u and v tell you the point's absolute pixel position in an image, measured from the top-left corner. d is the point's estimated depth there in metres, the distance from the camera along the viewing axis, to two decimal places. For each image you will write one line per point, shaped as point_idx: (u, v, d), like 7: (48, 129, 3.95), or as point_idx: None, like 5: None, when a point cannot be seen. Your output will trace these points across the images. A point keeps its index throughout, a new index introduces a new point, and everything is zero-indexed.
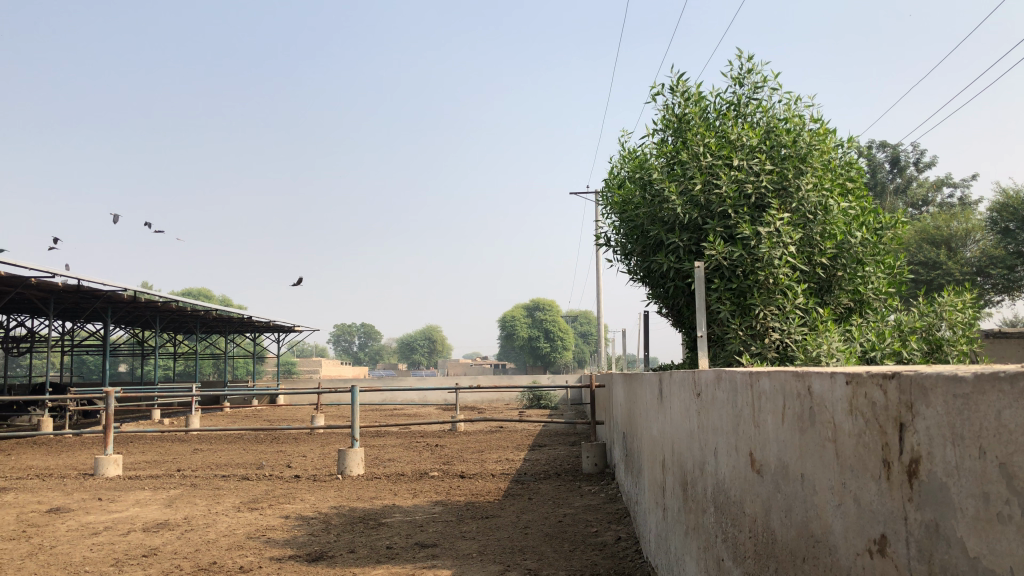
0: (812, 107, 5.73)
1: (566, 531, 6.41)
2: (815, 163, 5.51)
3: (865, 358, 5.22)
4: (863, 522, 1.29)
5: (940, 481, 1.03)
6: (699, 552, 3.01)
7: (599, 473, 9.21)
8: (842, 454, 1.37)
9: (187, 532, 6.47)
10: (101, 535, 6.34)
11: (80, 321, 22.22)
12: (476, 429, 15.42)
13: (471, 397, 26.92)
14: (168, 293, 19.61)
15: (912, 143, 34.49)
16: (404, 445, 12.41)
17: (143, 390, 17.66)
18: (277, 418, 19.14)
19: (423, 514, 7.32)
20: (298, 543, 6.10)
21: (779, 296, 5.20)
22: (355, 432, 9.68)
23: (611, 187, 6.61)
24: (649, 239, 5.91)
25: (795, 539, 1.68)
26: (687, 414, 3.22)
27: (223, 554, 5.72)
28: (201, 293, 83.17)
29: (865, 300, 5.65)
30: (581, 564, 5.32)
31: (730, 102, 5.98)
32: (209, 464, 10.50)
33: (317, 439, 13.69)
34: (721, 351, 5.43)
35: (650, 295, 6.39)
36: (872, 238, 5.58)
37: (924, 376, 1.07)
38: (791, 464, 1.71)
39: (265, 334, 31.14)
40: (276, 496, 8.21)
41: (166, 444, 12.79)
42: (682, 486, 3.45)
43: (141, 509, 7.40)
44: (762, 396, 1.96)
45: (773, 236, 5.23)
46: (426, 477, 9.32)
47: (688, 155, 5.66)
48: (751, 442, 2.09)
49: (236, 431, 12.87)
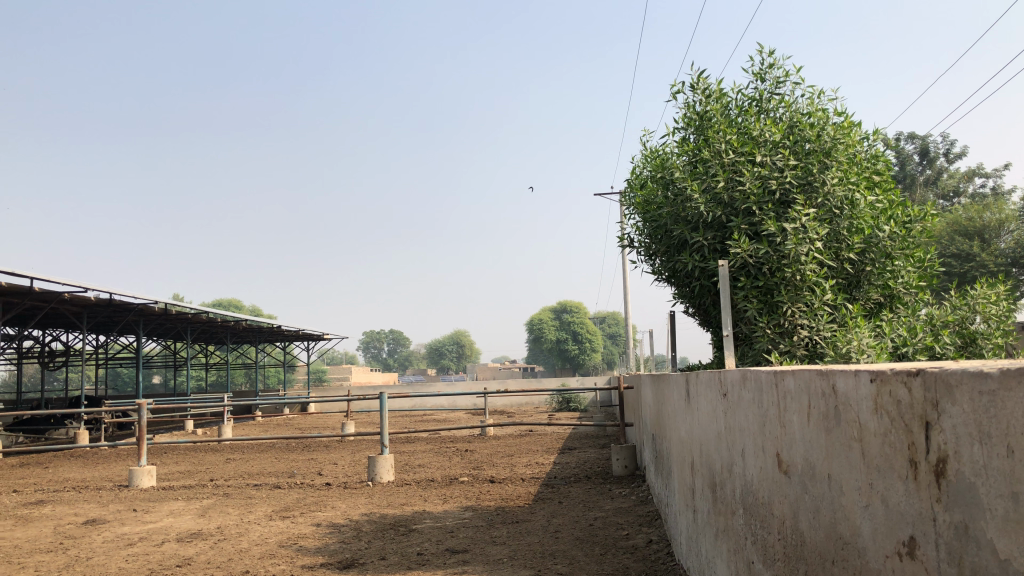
0: (836, 100, 5.66)
1: (597, 535, 6.37)
2: (840, 157, 5.44)
3: (896, 354, 5.12)
4: (891, 525, 1.25)
5: (969, 482, 0.99)
6: (729, 554, 2.97)
7: (630, 475, 9.15)
8: (869, 454, 1.33)
9: (220, 541, 6.52)
10: (136, 545, 6.41)
11: (114, 334, 22.57)
12: (505, 433, 15.42)
13: (501, 401, 26.91)
14: (198, 306, 19.83)
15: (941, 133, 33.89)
16: (434, 451, 12.43)
17: (176, 401, 17.87)
18: (308, 427, 19.27)
19: (453, 520, 7.31)
20: (329, 551, 6.12)
21: (806, 293, 5.14)
22: (384, 439, 9.70)
23: (633, 187, 6.56)
24: (672, 238, 5.86)
25: (823, 541, 1.65)
26: (714, 415, 3.17)
27: (256, 563, 5.76)
28: (231, 304, 84.05)
29: (895, 295, 5.56)
30: (613, 568, 5.28)
31: (751, 98, 5.92)
32: (241, 473, 10.59)
33: (348, 447, 13.75)
34: (749, 350, 5.36)
35: (676, 295, 6.34)
36: (902, 232, 5.48)
37: (949, 372, 1.04)
38: (817, 465, 1.68)
39: (295, 343, 31.43)
40: (307, 504, 8.25)
41: (200, 455, 12.94)
42: (710, 487, 3.41)
43: (175, 519, 7.48)
44: (786, 395, 1.92)
45: (799, 232, 5.16)
46: (456, 483, 9.32)
47: (710, 153, 5.62)
48: (778, 443, 2.05)
49: (268, 440, 12.98)
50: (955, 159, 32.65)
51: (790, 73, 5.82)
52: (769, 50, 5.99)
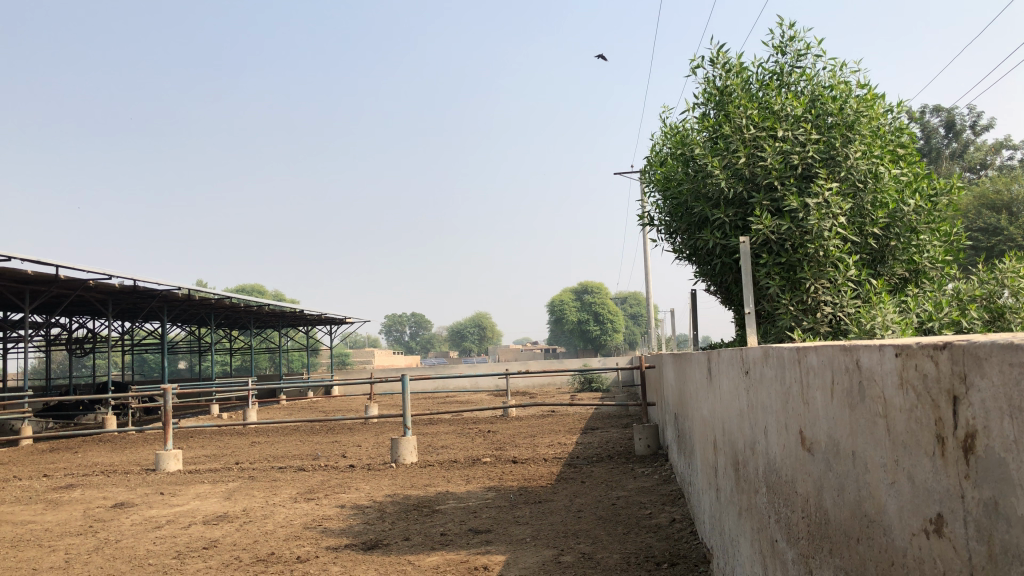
0: (859, 72, 5.54)
1: (620, 514, 6.37)
2: (864, 130, 5.32)
3: (922, 330, 5.04)
4: (918, 501, 1.22)
5: (999, 457, 0.96)
6: (753, 534, 2.94)
7: (652, 455, 9.14)
8: (894, 430, 1.30)
9: (246, 523, 6.59)
10: (164, 528, 6.50)
11: (140, 321, 22.83)
12: (528, 413, 15.47)
13: (523, 381, 27.01)
14: (222, 291, 19.98)
15: (968, 106, 33.19)
16: (457, 432, 12.49)
17: (201, 385, 18.08)
18: (332, 409, 19.40)
19: (476, 500, 7.35)
20: (353, 532, 6.16)
21: (830, 269, 5.07)
22: (407, 421, 9.73)
23: (653, 165, 6.49)
24: (693, 215, 5.81)
25: (848, 519, 1.62)
26: (737, 393, 3.14)
27: (281, 545, 5.81)
28: (254, 289, 84.68)
29: (921, 270, 5.46)
30: (635, 547, 5.28)
31: (773, 72, 5.81)
32: (266, 456, 10.70)
33: (371, 429, 13.83)
34: (772, 327, 5.31)
35: (698, 273, 6.28)
36: (928, 205, 5.37)
37: (977, 344, 1.00)
38: (842, 443, 1.64)
39: (318, 326, 31.64)
40: (331, 486, 8.31)
41: (226, 438, 13.10)
42: (733, 466, 3.38)
43: (202, 502, 7.57)
44: (809, 371, 1.89)
45: (822, 207, 5.08)
46: (479, 464, 9.35)
47: (730, 129, 5.53)
48: (801, 420, 2.02)
49: (291, 424, 13.09)
50: (983, 130, 32.07)
51: (811, 46, 5.69)
52: (790, 22, 5.85)
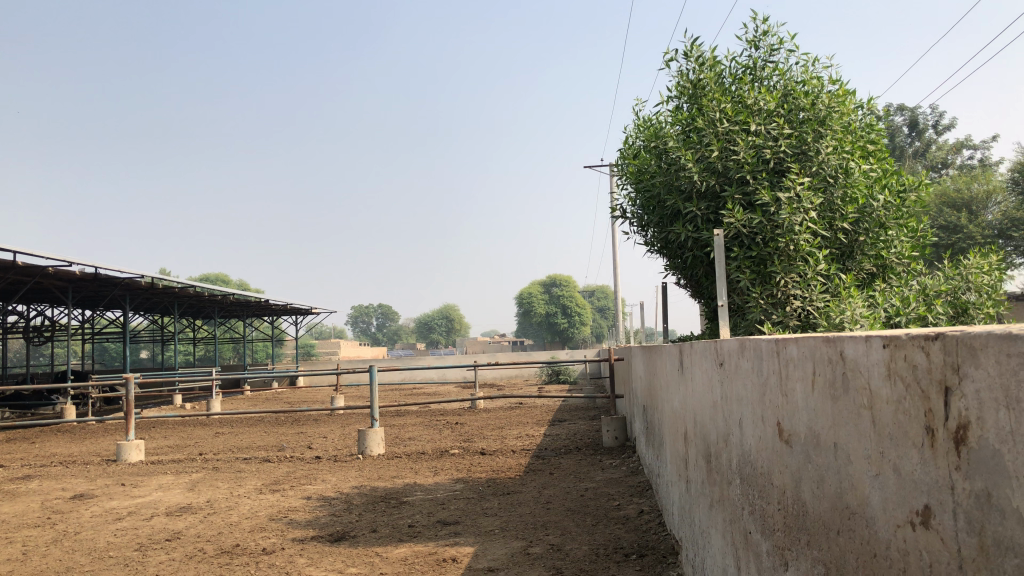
0: (831, 68, 5.59)
1: (589, 505, 6.38)
2: (835, 125, 5.37)
3: (889, 324, 5.10)
4: (904, 493, 1.21)
5: (994, 449, 0.95)
6: (725, 526, 2.94)
7: (620, 447, 9.17)
8: (879, 422, 1.30)
9: (210, 515, 6.49)
10: (125, 520, 6.37)
11: (101, 310, 22.39)
12: (496, 405, 15.47)
13: (490, 374, 27.03)
14: (186, 280, 19.68)
15: (931, 105, 33.75)
16: (424, 424, 12.43)
17: (164, 375, 17.79)
18: (298, 401, 19.21)
19: (444, 491, 7.31)
20: (320, 524, 6.09)
21: (800, 263, 5.11)
22: (374, 412, 9.65)
23: (626, 157, 6.48)
24: (665, 209, 5.81)
25: (828, 510, 1.62)
26: (710, 385, 3.13)
27: (246, 537, 5.73)
28: (218, 279, 83.52)
29: (888, 265, 5.52)
30: (604, 539, 5.28)
31: (746, 66, 5.83)
32: (230, 447, 10.56)
33: (337, 420, 13.72)
34: (742, 321, 5.33)
35: (669, 266, 6.29)
36: (895, 201, 5.45)
37: (972, 334, 0.98)
38: (823, 434, 1.64)
39: (283, 317, 31.31)
40: (297, 478, 8.22)
41: (189, 428, 12.90)
42: (705, 458, 3.38)
43: (164, 494, 7.44)
44: (789, 363, 1.88)
45: (793, 201, 5.12)
46: (447, 455, 9.32)
47: (704, 122, 5.53)
48: (779, 412, 2.02)
49: (256, 415, 12.92)
50: (944, 129, 32.75)
51: (784, 40, 5.72)
52: (764, 17, 5.86)
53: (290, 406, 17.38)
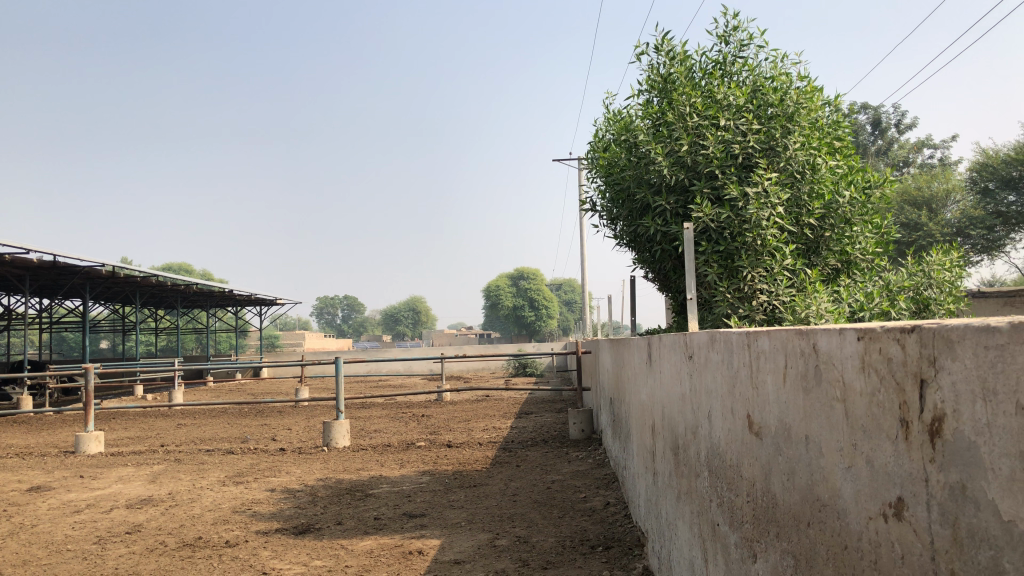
0: (799, 64, 5.63)
1: (555, 497, 6.39)
2: (803, 122, 5.42)
3: (853, 319, 5.16)
4: (877, 486, 1.22)
5: (970, 440, 0.95)
6: (692, 517, 2.96)
7: (586, 439, 9.20)
8: (852, 414, 1.30)
9: (171, 507, 6.38)
10: (83, 513, 6.25)
11: (60, 298, 21.95)
12: (462, 398, 15.45)
13: (457, 366, 26.99)
14: (148, 269, 19.35)
15: (893, 105, 34.25)
16: (390, 416, 12.38)
17: (125, 365, 17.49)
18: (262, 393, 19.01)
19: (410, 484, 7.28)
20: (284, 516, 6.03)
21: (767, 258, 5.14)
22: (340, 403, 9.58)
23: (596, 151, 6.48)
24: (635, 202, 5.82)
25: (798, 503, 1.63)
26: (679, 377, 3.14)
27: (209, 529, 5.66)
28: (181, 268, 82.25)
29: (852, 261, 5.59)
30: (571, 530, 5.30)
31: (716, 61, 5.86)
32: (193, 439, 10.41)
33: (302, 412, 13.59)
34: (709, 315, 5.36)
35: (637, 260, 6.30)
36: (861, 198, 5.52)
37: (949, 327, 0.98)
38: (793, 427, 1.65)
39: (248, 307, 30.96)
40: (261, 470, 8.13)
41: (150, 420, 12.70)
42: (673, 450, 3.39)
43: (125, 486, 7.31)
44: (760, 355, 1.89)
45: (761, 197, 5.16)
46: (413, 447, 9.28)
47: (674, 116, 5.55)
48: (749, 404, 2.02)
49: (219, 407, 12.75)
50: (905, 129, 33.28)
51: (754, 36, 5.75)
52: (734, 12, 5.89)
53: (254, 397, 17.20)
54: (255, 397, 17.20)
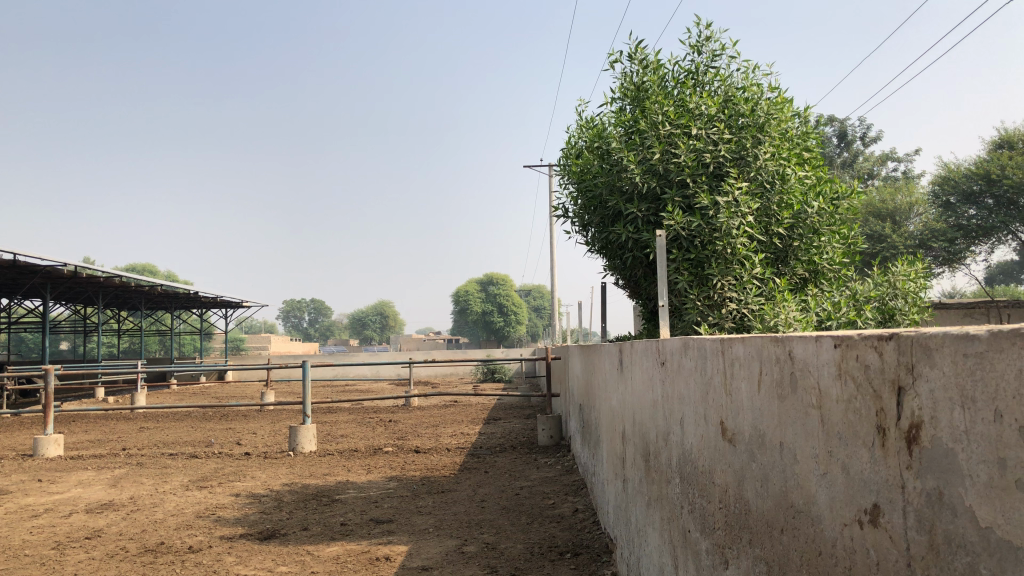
0: (770, 76, 5.70)
1: (524, 504, 6.38)
2: (773, 132, 5.49)
3: (820, 328, 5.22)
4: (852, 492, 1.22)
5: (946, 448, 0.96)
6: (663, 523, 2.96)
7: (555, 445, 9.21)
8: (829, 421, 1.31)
9: (133, 512, 6.27)
10: (42, 517, 6.11)
11: (19, 298, 21.48)
12: (430, 403, 15.41)
13: (425, 372, 26.93)
14: (112, 269, 19.03)
15: (858, 119, 34.90)
16: (357, 421, 12.28)
17: (86, 367, 17.17)
18: (226, 396, 18.78)
19: (377, 489, 7.23)
20: (249, 522, 5.95)
21: (736, 266, 5.19)
22: (307, 408, 9.48)
23: (569, 157, 6.50)
24: (607, 209, 5.83)
25: (771, 509, 1.63)
26: (651, 384, 3.15)
27: (172, 535, 5.55)
28: (145, 268, 81.02)
29: (820, 271, 5.66)
30: (539, 537, 5.29)
31: (688, 70, 5.91)
32: (155, 442, 10.23)
33: (267, 416, 13.44)
34: (679, 322, 5.38)
35: (608, 266, 6.33)
36: (829, 208, 5.60)
37: (928, 335, 0.99)
38: (768, 434, 1.65)
39: (213, 310, 30.57)
40: (226, 474, 8.02)
41: (111, 422, 12.47)
42: (643, 456, 3.40)
43: (84, 490, 7.16)
44: (734, 362, 1.90)
45: (731, 206, 5.21)
46: (380, 453, 9.22)
47: (646, 124, 5.57)
48: (722, 410, 2.03)
49: (183, 410, 12.56)
50: (870, 142, 33.83)
51: (726, 47, 5.81)
52: (707, 22, 5.95)
53: (218, 400, 16.97)
54: (219, 401, 16.96)
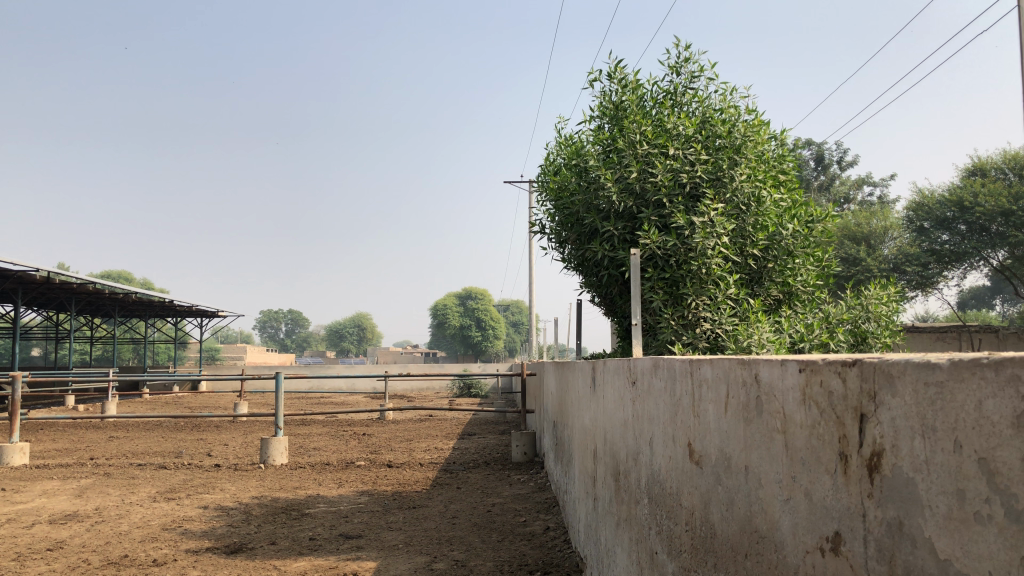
0: (748, 98, 5.76)
1: (495, 521, 6.34)
2: (749, 154, 5.54)
3: (793, 349, 5.25)
4: (814, 518, 1.21)
5: (907, 477, 0.95)
6: (631, 544, 2.94)
7: (529, 462, 9.18)
8: (793, 446, 1.29)
9: (97, 523, 6.16)
10: (3, 527, 5.99)
11: None
12: (405, 417, 15.36)
13: (402, 385, 26.83)
14: (86, 275, 18.80)
15: (835, 143, 35.44)
16: (331, 434, 12.18)
17: (56, 375, 16.90)
18: (198, 406, 18.56)
19: (348, 504, 7.15)
20: (216, 535, 5.86)
21: (711, 286, 5.20)
22: (278, 420, 9.37)
23: (547, 174, 6.51)
24: (584, 226, 5.83)
25: (735, 534, 1.62)
26: (622, 403, 3.14)
27: (136, 547, 5.45)
28: (122, 275, 80.19)
29: (794, 293, 5.70)
30: (509, 555, 5.25)
31: (667, 90, 5.94)
32: (124, 452, 10.08)
33: (240, 427, 13.30)
34: (653, 341, 5.39)
35: (584, 284, 6.32)
36: (803, 230, 5.65)
37: (890, 362, 0.99)
38: (734, 457, 1.64)
39: (188, 319, 30.27)
40: (194, 486, 7.91)
41: (80, 431, 12.28)
42: (613, 476, 3.38)
43: (48, 500, 7.03)
44: (702, 384, 1.89)
45: (707, 226, 5.22)
46: (353, 467, 9.14)
47: (624, 143, 5.58)
48: (690, 431, 2.02)
49: (153, 421, 12.38)
50: (847, 166, 34.17)
51: (705, 68, 5.87)
52: (685, 43, 5.99)
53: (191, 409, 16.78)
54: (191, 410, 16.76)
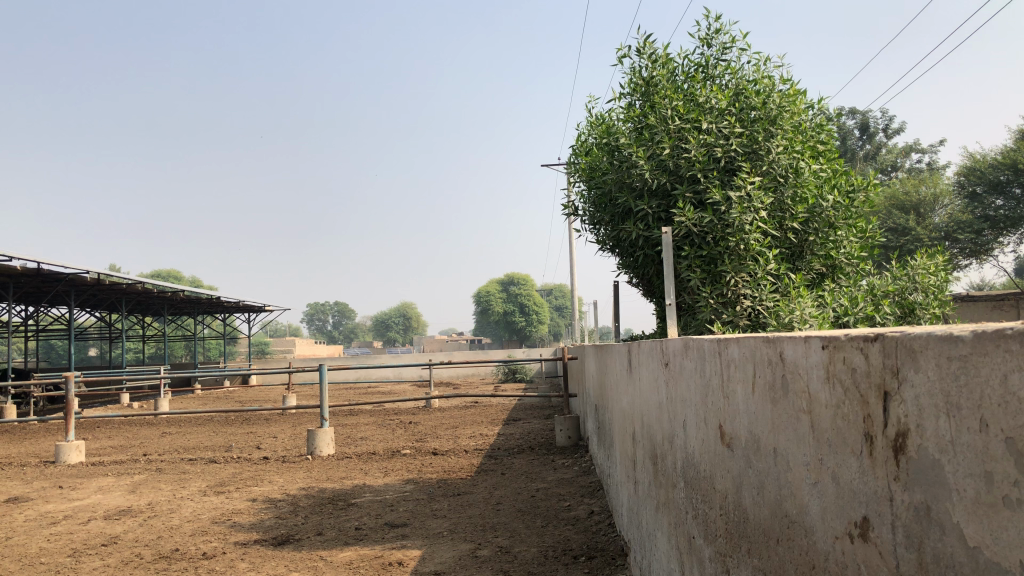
0: (782, 67, 5.61)
1: (539, 506, 6.31)
2: (785, 125, 5.39)
3: (837, 324, 5.08)
4: (842, 503, 1.15)
5: (933, 458, 0.88)
6: (670, 528, 2.88)
7: (573, 446, 9.13)
8: (819, 427, 1.23)
9: (150, 518, 6.28)
10: (60, 524, 6.14)
11: (45, 305, 21.73)
12: (451, 404, 15.43)
13: (448, 372, 26.97)
14: (135, 275, 19.21)
15: (879, 111, 34.51)
16: (377, 424, 12.28)
17: (111, 374, 17.33)
18: (249, 400, 18.81)
19: (394, 492, 7.19)
20: (264, 527, 5.93)
21: (750, 262, 5.09)
22: (324, 412, 9.46)
23: (578, 155, 6.43)
24: (617, 206, 5.75)
25: (767, 517, 1.55)
26: (656, 386, 3.07)
27: (186, 541, 5.55)
28: (171, 275, 81.84)
29: (838, 265, 5.53)
30: (554, 540, 5.22)
31: (699, 64, 5.81)
32: (176, 448, 10.28)
33: (288, 420, 13.48)
34: (692, 320, 5.28)
35: (620, 264, 6.24)
36: (844, 202, 5.49)
37: (912, 336, 0.92)
38: (762, 438, 1.58)
39: (236, 315, 30.79)
40: (243, 479, 8.04)
41: (134, 429, 12.56)
42: (651, 460, 3.33)
43: (104, 496, 7.20)
44: (730, 363, 1.82)
45: (744, 201, 5.11)
46: (399, 455, 9.20)
47: (656, 119, 5.48)
48: (721, 413, 1.96)
49: (203, 416, 12.63)
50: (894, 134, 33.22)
51: (735, 40, 5.73)
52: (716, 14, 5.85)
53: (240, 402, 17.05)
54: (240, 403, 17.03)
